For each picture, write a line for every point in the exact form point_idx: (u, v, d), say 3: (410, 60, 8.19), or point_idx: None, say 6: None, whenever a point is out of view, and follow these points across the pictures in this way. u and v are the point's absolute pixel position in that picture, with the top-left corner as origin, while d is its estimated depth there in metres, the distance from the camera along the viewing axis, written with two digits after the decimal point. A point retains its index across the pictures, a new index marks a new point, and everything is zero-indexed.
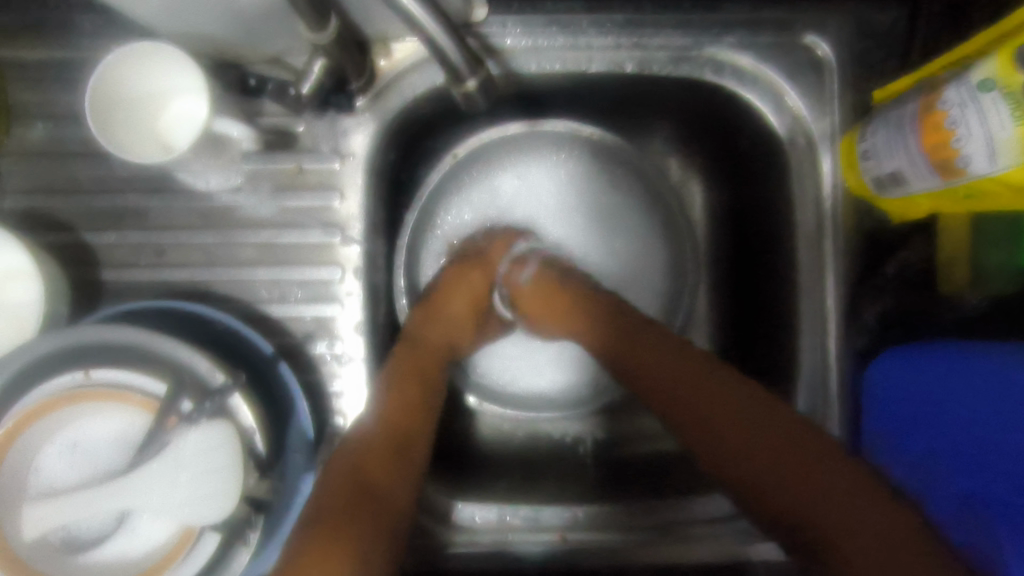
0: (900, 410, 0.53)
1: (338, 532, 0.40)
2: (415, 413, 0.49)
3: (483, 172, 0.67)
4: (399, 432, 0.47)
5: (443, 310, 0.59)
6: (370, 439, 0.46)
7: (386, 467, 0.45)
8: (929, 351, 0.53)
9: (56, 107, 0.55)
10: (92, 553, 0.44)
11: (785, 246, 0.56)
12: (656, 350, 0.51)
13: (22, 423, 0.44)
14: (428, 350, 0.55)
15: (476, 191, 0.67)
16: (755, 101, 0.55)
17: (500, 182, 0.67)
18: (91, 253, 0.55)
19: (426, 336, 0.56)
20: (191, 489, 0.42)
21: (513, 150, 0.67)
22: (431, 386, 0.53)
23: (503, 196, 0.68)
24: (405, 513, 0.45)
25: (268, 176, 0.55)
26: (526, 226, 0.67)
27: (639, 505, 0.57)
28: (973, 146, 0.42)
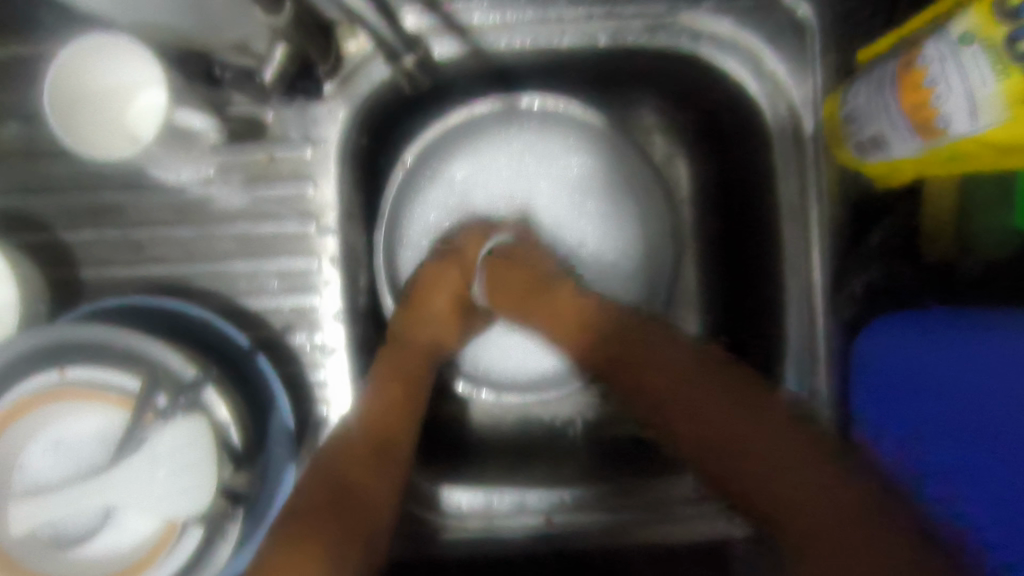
0: (894, 403, 0.52)
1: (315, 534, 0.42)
2: (400, 413, 0.51)
3: (440, 169, 0.65)
4: (382, 434, 0.49)
5: (424, 308, 0.58)
6: (352, 446, 0.47)
7: (366, 470, 0.46)
8: (913, 333, 0.52)
9: (24, 105, 0.54)
10: (81, 547, 0.45)
11: (769, 218, 0.55)
12: (655, 357, 0.49)
13: (4, 423, 0.44)
14: (410, 359, 0.55)
15: (436, 189, 0.65)
16: (735, 68, 0.53)
17: (459, 176, 0.65)
18: (68, 251, 0.55)
19: (410, 337, 0.56)
20: (168, 484, 0.42)
21: (473, 139, 0.65)
22: (416, 386, 0.54)
23: (466, 190, 0.65)
24: (390, 511, 0.47)
25: (241, 167, 0.55)
26: (503, 214, 0.65)
27: (622, 488, 0.56)
28: (954, 104, 0.41)
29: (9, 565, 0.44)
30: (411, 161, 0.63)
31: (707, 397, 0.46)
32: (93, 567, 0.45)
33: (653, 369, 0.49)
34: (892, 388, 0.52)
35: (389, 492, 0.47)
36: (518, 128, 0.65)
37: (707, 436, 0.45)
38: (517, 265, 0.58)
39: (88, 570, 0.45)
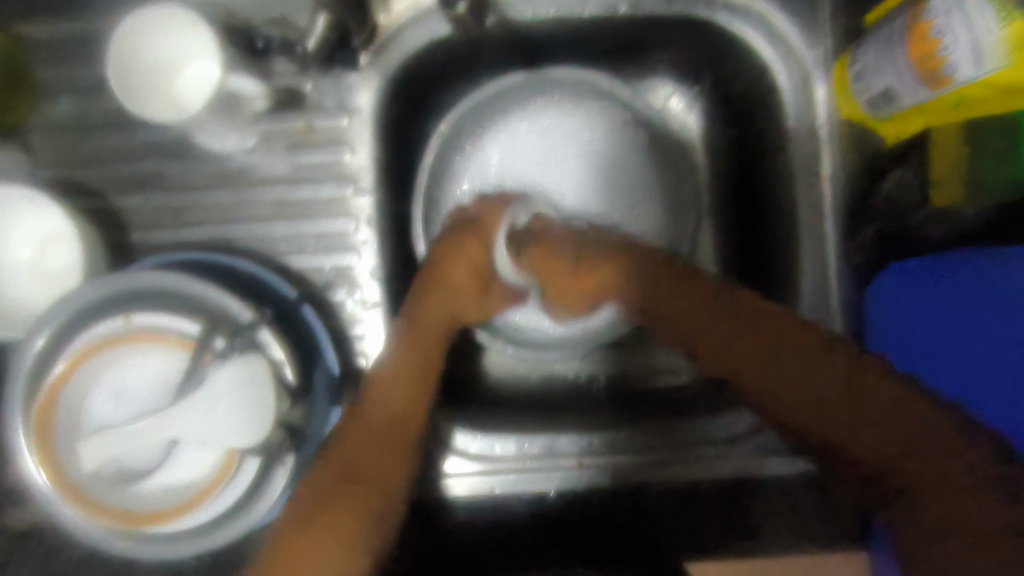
0: (918, 329, 0.54)
1: (325, 530, 0.43)
2: (414, 397, 0.50)
3: (469, 145, 0.67)
4: (391, 423, 0.49)
5: (443, 285, 0.54)
6: (358, 443, 0.47)
7: (371, 461, 0.47)
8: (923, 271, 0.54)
9: (78, 81, 0.58)
10: (144, 484, 0.48)
11: (784, 175, 0.57)
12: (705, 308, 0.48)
13: (73, 366, 0.47)
14: (422, 346, 0.52)
15: (470, 164, 0.67)
16: (748, 34, 0.56)
17: (488, 152, 0.67)
18: (122, 217, 0.58)
19: (424, 319, 0.53)
20: (227, 419, 0.45)
21: (498, 114, 0.67)
22: (430, 362, 0.52)
23: (493, 164, 0.67)
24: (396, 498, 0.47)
25: (281, 135, 0.58)
26: (531, 187, 0.66)
27: (640, 432, 0.60)
28: (960, 53, 0.43)
29: (82, 497, 0.47)
30: (446, 129, 0.66)
31: (777, 350, 0.45)
32: (158, 500, 0.48)
33: (724, 331, 0.47)
34: (915, 319, 0.54)
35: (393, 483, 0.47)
36: (543, 102, 0.67)
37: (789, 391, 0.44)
38: (542, 251, 0.53)
39: (153, 502, 0.48)
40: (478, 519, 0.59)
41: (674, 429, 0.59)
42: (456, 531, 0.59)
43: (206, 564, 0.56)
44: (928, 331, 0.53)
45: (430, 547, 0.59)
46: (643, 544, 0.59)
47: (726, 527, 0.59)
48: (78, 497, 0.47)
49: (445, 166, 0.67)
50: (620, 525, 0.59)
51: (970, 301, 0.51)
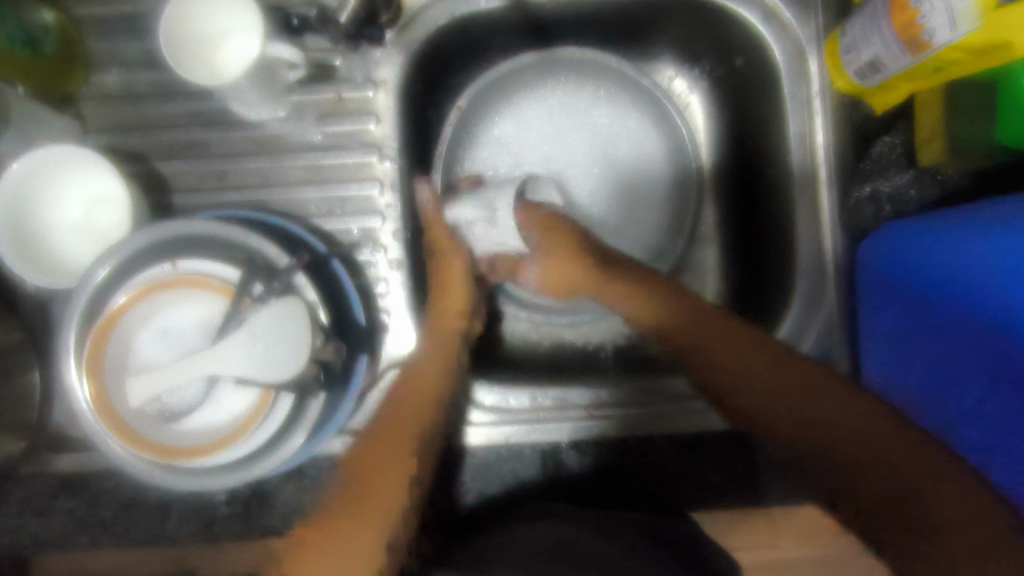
0: (908, 305, 0.55)
1: (344, 528, 0.47)
2: (415, 411, 0.54)
3: (484, 122, 0.71)
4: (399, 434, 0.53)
5: (449, 283, 0.60)
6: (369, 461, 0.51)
7: (372, 479, 0.50)
8: (916, 250, 0.54)
9: (125, 55, 0.62)
10: (183, 422, 0.51)
11: (780, 144, 0.62)
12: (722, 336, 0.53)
13: (123, 308, 0.51)
14: (429, 356, 0.57)
15: (484, 140, 0.72)
16: (745, 13, 0.60)
17: (499, 133, 0.72)
18: (163, 181, 0.62)
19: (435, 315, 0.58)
20: (265, 355, 0.48)
21: (511, 95, 0.71)
22: (431, 375, 0.56)
23: (505, 144, 0.72)
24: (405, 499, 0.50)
25: (312, 106, 0.63)
26: (544, 166, 0.72)
27: (642, 388, 0.63)
28: (937, 20, 0.48)
29: (126, 431, 0.50)
30: (465, 104, 0.69)
31: (770, 362, 0.51)
32: (197, 436, 0.51)
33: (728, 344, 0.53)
34: (903, 294, 0.55)
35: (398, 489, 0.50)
36: (553, 81, 0.71)
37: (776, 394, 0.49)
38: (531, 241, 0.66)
39: (192, 439, 0.51)
40: (490, 474, 0.61)
41: (671, 388, 0.62)
42: (468, 485, 0.61)
43: (238, 506, 0.59)
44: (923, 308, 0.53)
45: (442, 502, 0.61)
46: (658, 495, 0.61)
47: (738, 482, 0.60)
48: (122, 430, 0.49)
49: (466, 139, 0.71)
50: (631, 477, 0.61)
51: (971, 278, 0.50)
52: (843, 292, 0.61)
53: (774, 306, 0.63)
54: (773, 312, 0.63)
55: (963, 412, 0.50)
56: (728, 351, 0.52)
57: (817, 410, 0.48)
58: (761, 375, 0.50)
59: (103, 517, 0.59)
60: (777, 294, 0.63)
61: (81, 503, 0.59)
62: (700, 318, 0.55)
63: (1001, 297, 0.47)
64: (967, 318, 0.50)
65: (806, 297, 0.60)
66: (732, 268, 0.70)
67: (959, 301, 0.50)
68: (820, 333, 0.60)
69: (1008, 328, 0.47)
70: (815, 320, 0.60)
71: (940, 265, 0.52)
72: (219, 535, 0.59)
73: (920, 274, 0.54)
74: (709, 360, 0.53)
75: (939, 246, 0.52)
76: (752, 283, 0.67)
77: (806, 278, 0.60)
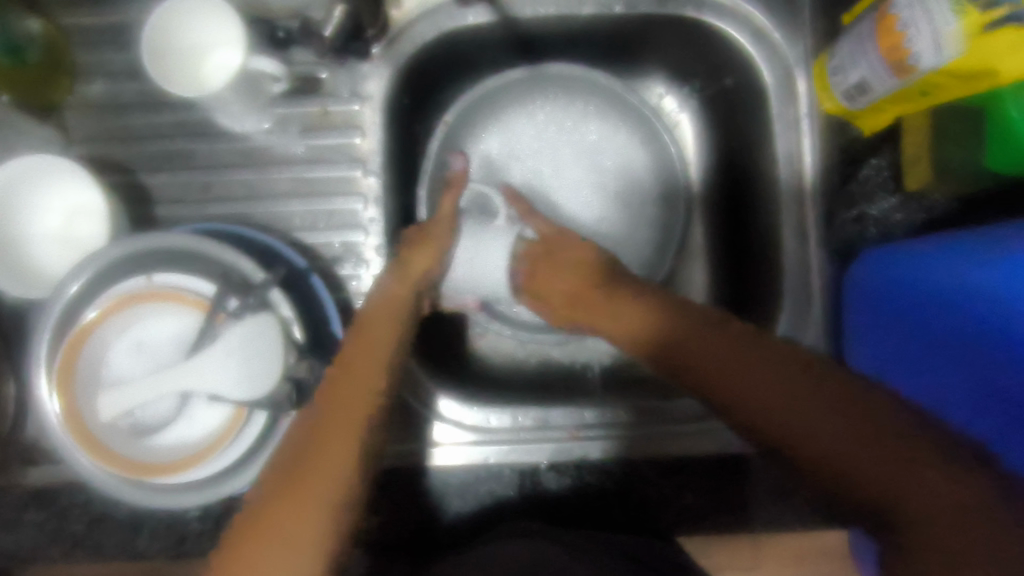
0: (897, 318, 0.53)
1: (273, 526, 0.41)
2: (357, 397, 0.46)
3: (473, 136, 0.71)
4: (340, 425, 0.45)
5: (410, 266, 0.57)
6: (301, 454, 0.43)
7: (304, 477, 0.42)
8: (907, 262, 0.52)
9: (111, 65, 0.62)
10: (155, 437, 0.50)
11: (767, 165, 0.61)
12: (695, 335, 0.47)
13: (97, 321, 0.50)
14: (374, 337, 0.50)
15: (473, 153, 0.71)
16: (733, 32, 0.60)
17: (489, 147, 0.71)
18: (146, 191, 0.62)
19: (391, 288, 0.55)
20: (239, 371, 0.48)
21: (501, 110, 0.71)
22: (375, 357, 0.49)
23: (496, 158, 0.71)
24: (347, 499, 0.42)
25: (298, 119, 0.62)
26: (533, 179, 0.71)
27: (629, 408, 0.62)
28: (922, 43, 0.47)
29: (96, 448, 0.49)
30: (452, 119, 0.68)
31: (746, 358, 0.44)
32: (168, 453, 0.50)
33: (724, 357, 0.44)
34: (893, 305, 0.54)
35: (341, 488, 0.42)
36: (541, 98, 0.71)
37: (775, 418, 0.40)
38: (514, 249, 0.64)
39: (163, 456, 0.50)
40: (467, 495, 0.60)
41: (654, 412, 0.61)
42: (446, 505, 0.60)
43: (211, 524, 0.58)
44: (913, 319, 0.52)
45: (418, 522, 0.60)
46: (638, 516, 0.60)
47: (723, 507, 0.59)
48: (92, 447, 0.48)
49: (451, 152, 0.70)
50: (613, 498, 0.60)
51: (965, 289, 0.48)
52: (828, 311, 0.60)
53: (760, 329, 0.62)
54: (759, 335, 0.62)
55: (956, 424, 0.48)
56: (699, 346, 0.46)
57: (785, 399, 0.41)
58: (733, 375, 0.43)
59: (74, 532, 0.58)
60: (763, 316, 0.62)
61: (52, 517, 0.58)
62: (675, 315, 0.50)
63: (994, 309, 0.46)
64: (959, 328, 0.48)
65: (791, 318, 0.60)
66: (719, 288, 0.70)
67: (952, 311, 0.49)
68: None
69: (1003, 340, 0.45)
70: (802, 345, 0.59)
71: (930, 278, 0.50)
72: (192, 551, 0.58)
73: (911, 286, 0.52)
74: (681, 359, 0.47)
75: (932, 258, 0.51)
76: (738, 306, 0.66)
77: (792, 301, 0.60)
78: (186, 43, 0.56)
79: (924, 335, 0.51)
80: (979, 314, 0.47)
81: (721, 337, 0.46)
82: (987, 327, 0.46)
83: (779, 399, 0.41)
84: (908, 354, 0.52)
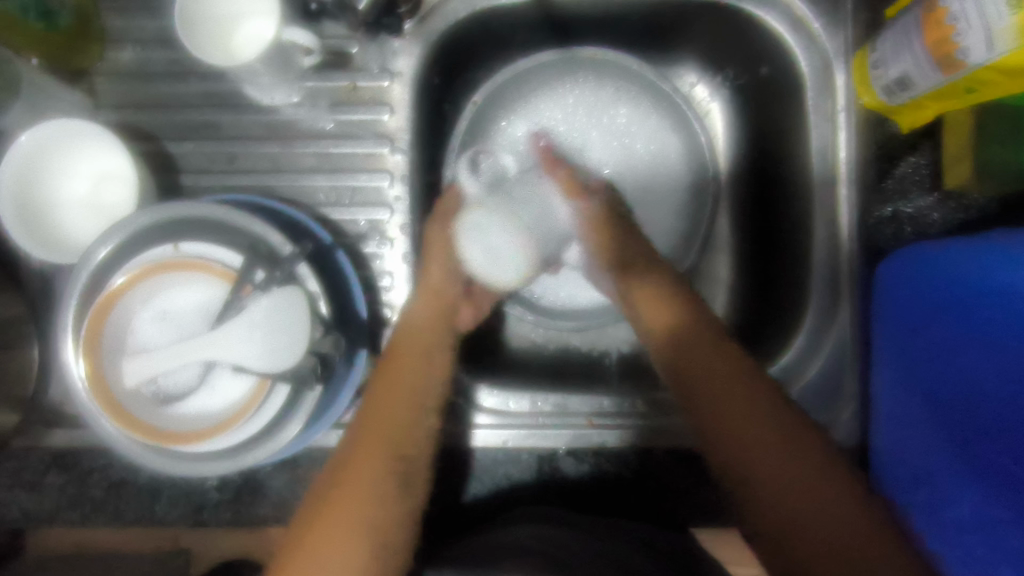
0: (919, 317, 0.53)
1: (321, 523, 0.45)
2: (395, 406, 0.52)
3: (500, 117, 0.70)
4: (374, 429, 0.50)
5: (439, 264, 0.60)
6: (341, 466, 0.48)
7: (343, 482, 0.47)
8: (928, 261, 0.52)
9: (142, 33, 0.62)
10: (177, 407, 0.50)
11: (800, 158, 0.60)
12: (721, 376, 0.51)
13: (125, 287, 0.50)
14: (399, 372, 0.53)
15: (500, 135, 0.70)
16: (772, 21, 0.59)
17: (516, 129, 0.71)
18: (173, 161, 0.62)
19: (428, 288, 0.59)
20: (263, 343, 0.48)
21: (529, 91, 0.70)
22: (414, 368, 0.54)
23: (523, 142, 0.70)
24: (381, 497, 0.47)
25: (327, 93, 0.62)
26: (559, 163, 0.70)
27: (648, 401, 0.61)
28: (972, 38, 0.46)
29: (121, 414, 0.49)
30: (482, 100, 0.66)
31: (753, 408, 0.49)
32: (187, 422, 0.50)
33: (718, 380, 0.51)
34: (915, 305, 0.53)
35: (373, 495, 0.47)
36: (571, 81, 0.70)
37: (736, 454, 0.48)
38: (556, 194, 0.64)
39: (182, 424, 0.50)
40: (484, 479, 0.60)
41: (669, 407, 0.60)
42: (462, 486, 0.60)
43: (228, 493, 0.58)
44: (935, 321, 0.52)
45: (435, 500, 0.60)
46: (655, 503, 0.60)
47: None
48: (118, 413, 0.49)
49: (480, 135, 0.70)
50: (630, 486, 0.60)
51: (992, 290, 0.48)
52: (856, 307, 0.59)
53: (787, 323, 0.61)
54: (783, 329, 0.61)
55: (975, 430, 0.48)
56: (720, 387, 0.50)
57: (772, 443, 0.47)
58: (731, 417, 0.49)
59: (94, 496, 0.58)
60: (788, 311, 0.62)
61: (72, 480, 0.58)
62: (714, 348, 0.53)
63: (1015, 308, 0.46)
64: (982, 329, 0.48)
65: (817, 316, 0.59)
66: (741, 281, 0.69)
67: (978, 311, 0.49)
68: (831, 353, 0.59)
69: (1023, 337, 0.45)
70: (826, 343, 0.59)
71: (949, 283, 0.51)
72: (207, 521, 0.58)
73: (935, 285, 0.52)
74: (696, 398, 0.51)
75: (956, 259, 0.51)
76: (762, 300, 0.66)
77: (818, 299, 0.59)
78: (216, 13, 0.55)
79: (946, 341, 0.51)
80: (1002, 314, 0.47)
81: (744, 388, 0.50)
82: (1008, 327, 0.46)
83: (760, 450, 0.47)
84: (927, 357, 0.52)
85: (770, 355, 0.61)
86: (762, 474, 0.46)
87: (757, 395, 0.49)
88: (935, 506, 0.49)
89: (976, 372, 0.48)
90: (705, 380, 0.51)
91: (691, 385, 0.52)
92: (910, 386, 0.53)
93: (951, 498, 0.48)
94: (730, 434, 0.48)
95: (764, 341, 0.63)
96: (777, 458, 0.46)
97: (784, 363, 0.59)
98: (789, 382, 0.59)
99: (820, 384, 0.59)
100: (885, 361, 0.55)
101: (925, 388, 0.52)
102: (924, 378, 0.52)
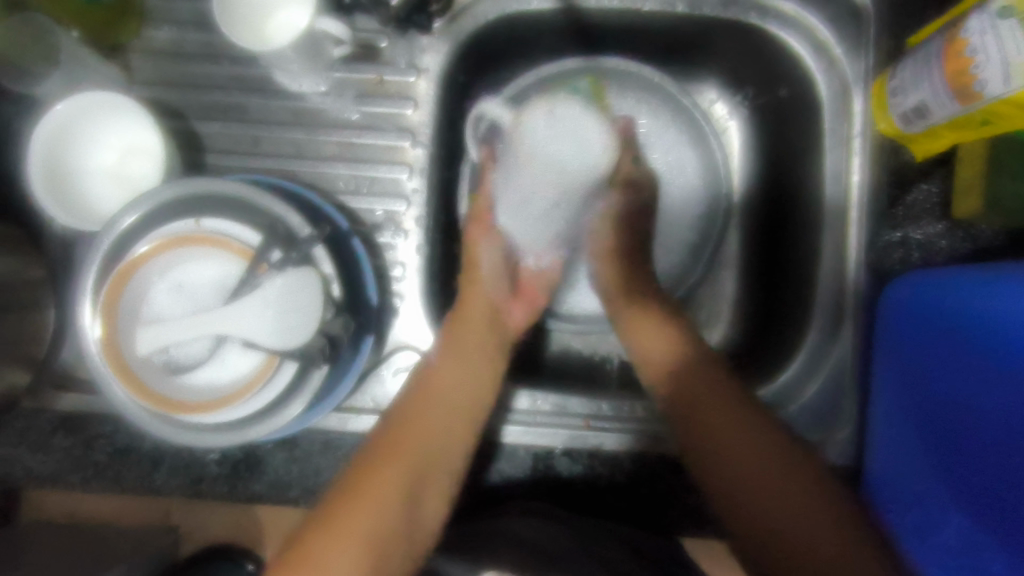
0: (914, 347, 0.54)
1: (345, 515, 0.49)
2: (427, 412, 0.57)
3: None
4: (409, 433, 0.55)
5: (478, 279, 0.64)
6: (371, 466, 0.53)
7: (373, 479, 0.52)
8: (922, 293, 0.54)
9: (179, 14, 0.64)
10: (185, 377, 0.51)
11: (813, 179, 0.61)
12: (713, 403, 0.54)
13: (144, 258, 0.52)
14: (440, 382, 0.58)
15: None
16: (794, 43, 0.60)
17: None
18: (199, 140, 0.63)
19: (465, 302, 0.62)
20: (273, 321, 0.49)
21: None
22: (449, 378, 0.58)
23: None
24: (404, 499, 0.52)
25: (354, 84, 0.63)
26: None
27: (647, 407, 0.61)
28: (990, 70, 0.47)
29: (131, 379, 0.50)
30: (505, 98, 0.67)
31: (742, 435, 0.52)
32: (194, 393, 0.51)
33: (710, 407, 0.54)
34: (910, 335, 0.54)
35: (398, 495, 0.52)
36: None
37: (730, 477, 0.51)
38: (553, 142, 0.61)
39: (190, 395, 0.51)
40: (481, 471, 0.61)
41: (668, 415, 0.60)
42: None
43: (228, 468, 0.59)
44: (929, 351, 0.53)
45: None
46: (646, 510, 0.60)
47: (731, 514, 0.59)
48: (128, 378, 0.50)
49: None
50: (623, 491, 0.60)
51: (982, 323, 0.49)
52: (857, 330, 0.60)
53: (788, 342, 0.62)
54: (784, 348, 0.62)
55: (961, 459, 0.49)
56: (713, 412, 0.53)
57: (758, 468, 0.50)
58: (723, 441, 0.52)
59: (97, 460, 0.60)
60: (790, 329, 0.62)
61: (77, 443, 0.60)
62: (707, 377, 0.55)
63: (1002, 342, 0.47)
64: (972, 359, 0.49)
65: (819, 336, 0.60)
66: (746, 297, 0.70)
67: (969, 342, 0.49)
68: (830, 372, 0.60)
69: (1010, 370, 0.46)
70: (826, 362, 0.60)
71: (942, 313, 0.52)
72: (204, 493, 0.59)
73: (928, 318, 0.53)
74: (693, 420, 0.54)
75: (949, 292, 0.52)
76: (766, 317, 0.66)
77: (821, 318, 0.60)
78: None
79: (935, 372, 0.52)
80: (989, 347, 0.48)
81: (733, 415, 0.53)
82: (994, 361, 0.47)
83: (746, 474, 0.50)
84: (920, 386, 0.53)
85: (770, 371, 0.62)
86: (748, 495, 0.50)
87: (748, 422, 0.52)
88: (926, 529, 0.50)
89: (965, 403, 0.49)
90: (698, 405, 0.54)
91: (687, 409, 0.55)
92: (899, 416, 0.54)
93: (939, 521, 0.49)
94: (722, 458, 0.52)
95: (766, 359, 0.64)
96: (761, 481, 0.50)
97: (782, 382, 0.60)
98: (788, 399, 0.60)
99: (817, 403, 0.60)
100: (881, 389, 0.56)
101: (913, 417, 0.53)
102: (914, 407, 0.53)
